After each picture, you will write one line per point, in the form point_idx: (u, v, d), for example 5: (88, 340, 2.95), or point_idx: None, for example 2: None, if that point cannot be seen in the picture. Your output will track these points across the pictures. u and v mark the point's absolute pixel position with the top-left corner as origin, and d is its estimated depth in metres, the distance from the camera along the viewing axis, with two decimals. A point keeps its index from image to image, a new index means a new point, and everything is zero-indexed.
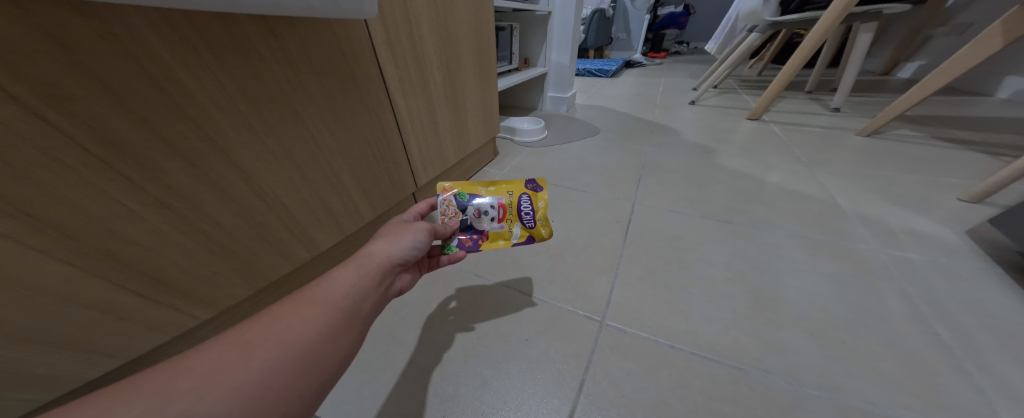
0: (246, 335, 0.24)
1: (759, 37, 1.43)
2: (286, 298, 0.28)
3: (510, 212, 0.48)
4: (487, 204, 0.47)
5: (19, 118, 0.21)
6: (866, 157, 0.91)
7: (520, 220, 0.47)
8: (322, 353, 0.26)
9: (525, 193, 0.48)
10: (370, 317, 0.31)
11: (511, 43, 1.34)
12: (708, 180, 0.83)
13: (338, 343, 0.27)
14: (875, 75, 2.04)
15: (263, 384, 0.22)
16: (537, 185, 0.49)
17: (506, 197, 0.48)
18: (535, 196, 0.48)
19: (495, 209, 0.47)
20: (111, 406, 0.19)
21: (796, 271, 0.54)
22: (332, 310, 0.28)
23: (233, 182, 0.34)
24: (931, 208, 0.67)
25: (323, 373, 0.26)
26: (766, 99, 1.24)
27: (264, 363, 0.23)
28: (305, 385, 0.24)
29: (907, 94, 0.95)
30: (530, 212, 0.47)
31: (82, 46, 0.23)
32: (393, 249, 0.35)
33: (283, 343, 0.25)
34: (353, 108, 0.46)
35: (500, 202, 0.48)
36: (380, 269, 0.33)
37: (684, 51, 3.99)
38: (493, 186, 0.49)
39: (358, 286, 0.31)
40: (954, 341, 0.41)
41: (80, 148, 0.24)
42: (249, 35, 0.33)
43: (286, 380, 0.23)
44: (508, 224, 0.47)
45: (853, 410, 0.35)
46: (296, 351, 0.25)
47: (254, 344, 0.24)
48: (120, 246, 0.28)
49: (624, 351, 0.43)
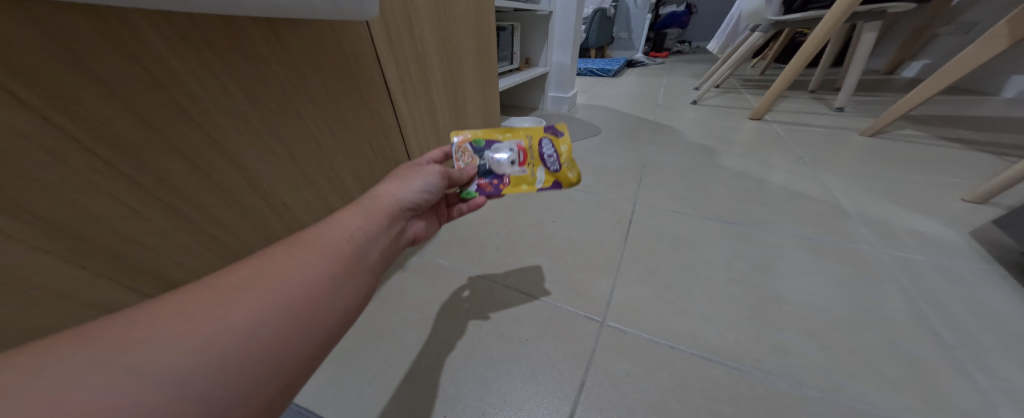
0: (231, 280, 0.23)
1: (761, 36, 1.42)
2: (281, 243, 0.27)
3: (531, 156, 0.49)
4: (505, 149, 0.49)
5: (26, 122, 0.21)
6: (869, 157, 0.91)
7: (543, 164, 0.48)
8: (317, 302, 0.24)
9: (545, 137, 0.50)
10: (375, 266, 0.30)
11: (511, 43, 1.34)
12: (709, 180, 0.83)
13: (336, 292, 0.26)
14: (878, 75, 2.02)
15: (246, 331, 0.20)
16: (557, 131, 0.51)
17: (525, 141, 0.50)
18: (557, 141, 0.50)
19: (514, 152, 0.49)
20: (65, 351, 0.16)
21: (797, 271, 0.53)
22: (329, 256, 0.27)
23: (235, 182, 0.35)
24: (934, 209, 0.67)
25: (321, 323, 0.24)
26: (768, 98, 1.24)
27: (248, 310, 0.21)
28: (301, 333, 0.22)
29: (912, 94, 0.94)
30: (553, 156, 0.49)
31: (87, 47, 0.23)
32: (401, 191, 0.37)
33: (270, 289, 0.23)
34: (354, 109, 0.46)
35: (520, 144, 0.49)
36: (383, 214, 0.34)
37: (687, 50, 3.98)
38: (510, 133, 0.51)
39: (357, 233, 0.30)
40: (956, 342, 0.41)
41: (87, 150, 0.24)
42: (250, 36, 0.33)
43: (275, 327, 0.21)
44: (529, 168, 0.48)
45: (854, 411, 0.35)
46: (286, 299, 0.23)
47: (239, 287, 0.22)
48: (124, 246, 0.28)
49: (625, 352, 0.43)
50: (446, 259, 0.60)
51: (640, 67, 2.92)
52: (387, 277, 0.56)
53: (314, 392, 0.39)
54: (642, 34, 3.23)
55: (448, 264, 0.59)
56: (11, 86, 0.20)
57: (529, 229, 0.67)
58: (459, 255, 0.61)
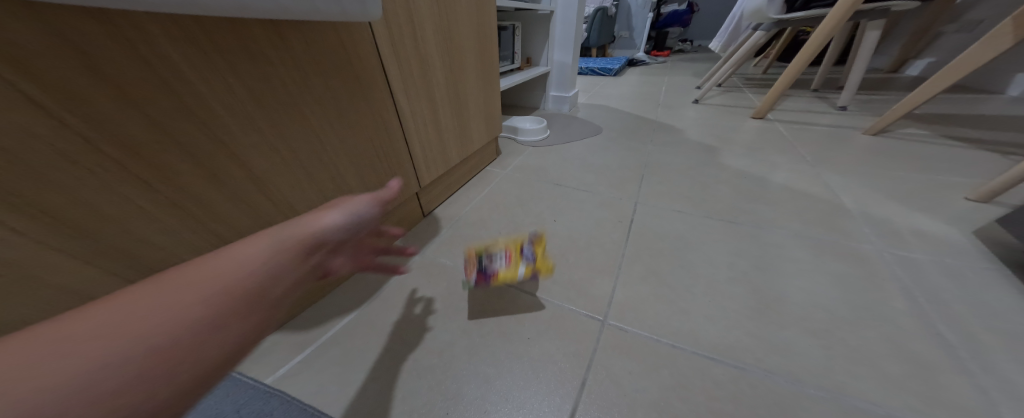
0: (60, 329, 0.17)
1: (763, 35, 1.41)
2: (154, 276, 0.21)
3: (515, 260, 0.56)
4: (497, 259, 0.57)
5: (38, 123, 0.22)
6: (872, 156, 0.90)
7: (524, 261, 0.55)
8: (192, 352, 0.19)
9: (525, 247, 0.59)
10: (284, 303, 0.25)
11: (512, 43, 1.34)
12: (712, 179, 0.83)
13: (224, 337, 0.20)
14: (883, 73, 2.01)
15: (56, 397, 0.14)
16: (528, 248, 0.60)
17: (511, 256, 0.58)
18: (527, 254, 0.58)
19: (503, 259, 0.56)
20: None
21: (799, 270, 0.53)
22: (217, 290, 0.21)
23: (241, 182, 0.35)
24: (938, 208, 0.66)
25: (191, 380, 0.19)
26: (770, 97, 1.24)
27: (64, 370, 0.15)
28: (153, 399, 0.17)
29: (916, 92, 0.93)
30: (523, 264, 0.56)
31: (99, 51, 0.24)
32: (329, 216, 0.31)
33: (115, 337, 0.17)
34: (357, 110, 0.46)
35: (502, 257, 0.57)
36: (304, 240, 0.28)
37: (689, 49, 3.97)
38: (503, 249, 0.59)
39: (264, 262, 0.25)
40: (958, 342, 0.41)
41: (97, 151, 0.25)
42: (256, 38, 0.33)
43: (111, 393, 0.16)
44: (508, 271, 0.55)
45: (855, 410, 0.35)
46: (147, 350, 0.18)
47: (65, 338, 0.16)
48: (133, 245, 0.29)
49: (626, 351, 0.43)
50: (448, 259, 0.60)
51: (642, 66, 2.91)
52: (389, 276, 0.57)
53: (317, 390, 0.39)
54: (644, 33, 3.22)
55: (450, 263, 0.59)
56: (25, 90, 0.21)
57: (530, 228, 0.68)
58: (460, 254, 0.61)
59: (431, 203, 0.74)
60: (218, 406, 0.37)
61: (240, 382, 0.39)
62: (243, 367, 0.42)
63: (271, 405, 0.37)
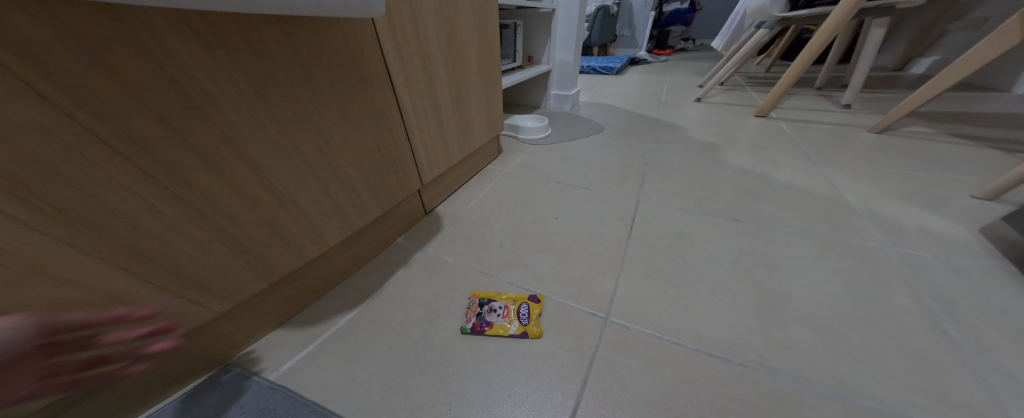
0: None
1: (766, 33, 1.40)
2: None
3: (509, 315, 0.47)
4: (492, 306, 0.48)
5: (47, 117, 0.22)
6: (876, 154, 0.90)
7: (517, 320, 0.46)
8: None
9: (525, 300, 0.49)
10: None
11: (514, 41, 1.33)
12: (714, 178, 0.83)
13: None
14: (887, 71, 1.99)
15: None
16: (536, 295, 0.50)
17: (509, 304, 0.49)
18: (535, 304, 0.49)
19: (497, 312, 0.47)
20: None
21: (803, 268, 0.53)
22: None
23: (246, 179, 0.35)
24: (943, 206, 0.66)
25: None
26: (773, 96, 1.24)
27: None
28: None
29: (921, 90, 0.92)
30: (529, 315, 0.47)
31: (107, 46, 0.24)
32: None
33: None
34: (360, 107, 0.46)
35: (507, 304, 0.48)
36: None
37: (691, 47, 3.95)
38: (505, 293, 0.51)
39: None
40: (964, 340, 0.41)
41: (105, 145, 0.25)
42: (261, 34, 0.33)
43: None
44: (510, 320, 0.46)
45: (860, 408, 0.35)
46: None
47: None
48: (140, 239, 0.29)
49: (628, 348, 0.43)
50: (450, 256, 0.60)
51: (643, 64, 2.90)
52: (391, 273, 0.57)
53: (321, 386, 0.39)
54: (645, 32, 3.20)
55: (452, 260, 0.59)
56: (34, 85, 0.22)
57: (531, 226, 0.68)
58: (462, 251, 0.61)
59: (433, 201, 0.75)
60: (222, 403, 0.37)
61: (243, 379, 0.40)
62: (248, 363, 0.42)
63: (275, 401, 0.37)
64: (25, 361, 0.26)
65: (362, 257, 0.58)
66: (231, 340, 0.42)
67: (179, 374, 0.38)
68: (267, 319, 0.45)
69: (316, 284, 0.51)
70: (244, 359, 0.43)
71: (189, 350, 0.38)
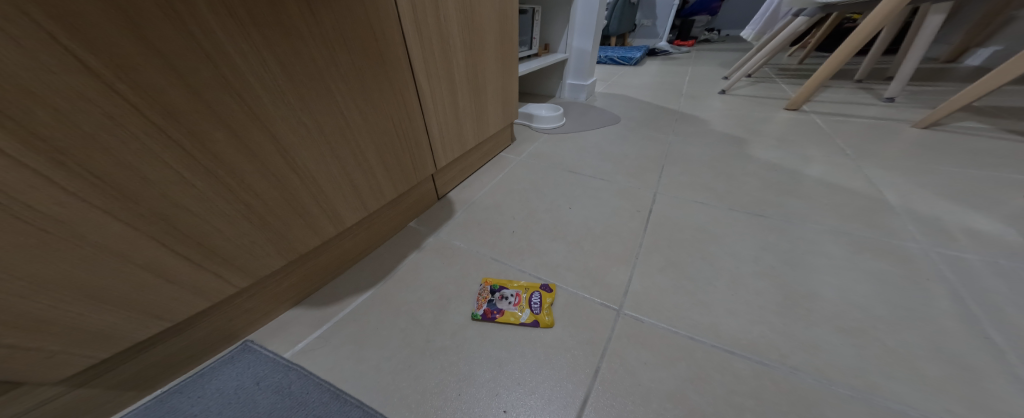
0: None
1: (804, 21, 1.31)
2: None
3: (521, 302, 0.47)
4: (508, 293, 0.48)
5: (90, 88, 0.23)
6: (921, 150, 0.84)
7: (529, 307, 0.46)
8: None
9: (538, 290, 0.49)
10: None
11: (532, 27, 1.29)
12: (739, 172, 0.79)
13: None
14: (938, 63, 1.86)
15: None
16: (548, 285, 0.50)
17: (522, 292, 0.48)
18: (547, 293, 0.48)
19: (512, 298, 0.47)
20: None
21: (832, 268, 0.50)
22: None
23: (271, 154, 0.35)
24: (994, 206, 0.61)
25: None
26: (808, 87, 1.16)
27: None
28: None
29: (980, 83, 0.85)
30: (540, 304, 0.47)
31: (148, 20, 0.24)
32: None
33: None
34: (379, 87, 0.46)
35: (518, 292, 0.48)
36: None
37: (717, 38, 3.77)
38: (519, 281, 0.51)
39: None
40: (1009, 346, 0.38)
41: (142, 116, 0.26)
42: (289, 10, 0.33)
43: None
44: (522, 308, 0.46)
45: (888, 411, 0.34)
46: None
47: None
48: (171, 210, 0.29)
49: (643, 342, 0.42)
50: (461, 242, 0.60)
51: (663, 55, 2.79)
52: (404, 256, 0.57)
53: (335, 366, 0.40)
54: (667, 21, 3.08)
55: (464, 246, 0.59)
56: (77, 53, 0.22)
57: (545, 214, 0.67)
58: (476, 237, 0.61)
59: (445, 186, 0.75)
60: (239, 379, 0.39)
61: (259, 356, 0.41)
62: (264, 340, 0.43)
63: (289, 378, 0.39)
64: (58, 328, 0.27)
65: (375, 239, 0.58)
66: (251, 315, 0.43)
67: (201, 348, 0.40)
68: (285, 297, 0.46)
69: (331, 263, 0.52)
70: (262, 335, 0.44)
71: (210, 324, 0.39)
